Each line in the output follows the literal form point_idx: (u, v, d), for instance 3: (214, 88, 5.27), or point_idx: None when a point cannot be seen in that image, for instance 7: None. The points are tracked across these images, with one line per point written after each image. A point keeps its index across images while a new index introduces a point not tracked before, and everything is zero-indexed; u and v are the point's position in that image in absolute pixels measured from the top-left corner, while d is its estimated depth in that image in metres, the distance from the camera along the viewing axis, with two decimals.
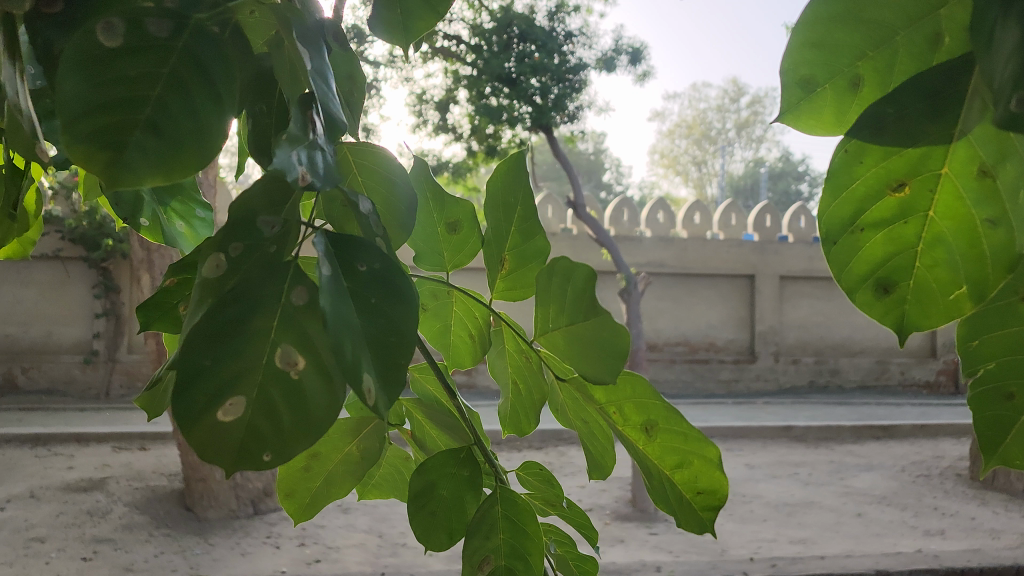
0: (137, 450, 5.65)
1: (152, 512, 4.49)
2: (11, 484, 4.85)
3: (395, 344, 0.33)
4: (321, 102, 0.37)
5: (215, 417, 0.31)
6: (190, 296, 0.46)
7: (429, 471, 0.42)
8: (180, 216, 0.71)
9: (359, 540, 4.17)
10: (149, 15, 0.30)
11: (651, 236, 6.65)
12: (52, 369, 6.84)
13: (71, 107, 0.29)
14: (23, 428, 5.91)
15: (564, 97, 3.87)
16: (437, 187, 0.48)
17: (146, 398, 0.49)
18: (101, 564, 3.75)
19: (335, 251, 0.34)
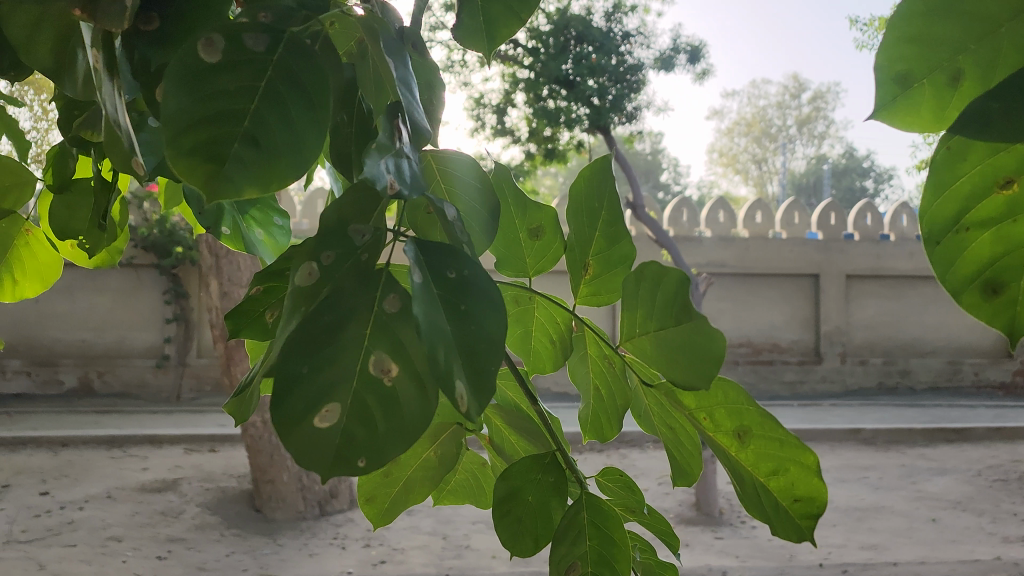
0: (208, 451, 5.81)
1: (223, 513, 4.61)
2: (90, 485, 5.04)
3: (484, 352, 0.33)
4: (408, 110, 0.37)
5: (312, 423, 0.31)
6: (277, 304, 0.47)
7: (514, 477, 0.43)
8: (259, 224, 0.73)
9: (424, 541, 4.21)
10: (245, 30, 0.31)
11: (711, 236, 6.57)
12: (125, 372, 7.08)
13: (174, 122, 0.30)
14: (99, 430, 6.13)
15: (622, 98, 3.86)
16: (518, 193, 0.48)
17: (233, 404, 0.49)
18: (175, 563, 3.87)
19: (424, 259, 0.34)
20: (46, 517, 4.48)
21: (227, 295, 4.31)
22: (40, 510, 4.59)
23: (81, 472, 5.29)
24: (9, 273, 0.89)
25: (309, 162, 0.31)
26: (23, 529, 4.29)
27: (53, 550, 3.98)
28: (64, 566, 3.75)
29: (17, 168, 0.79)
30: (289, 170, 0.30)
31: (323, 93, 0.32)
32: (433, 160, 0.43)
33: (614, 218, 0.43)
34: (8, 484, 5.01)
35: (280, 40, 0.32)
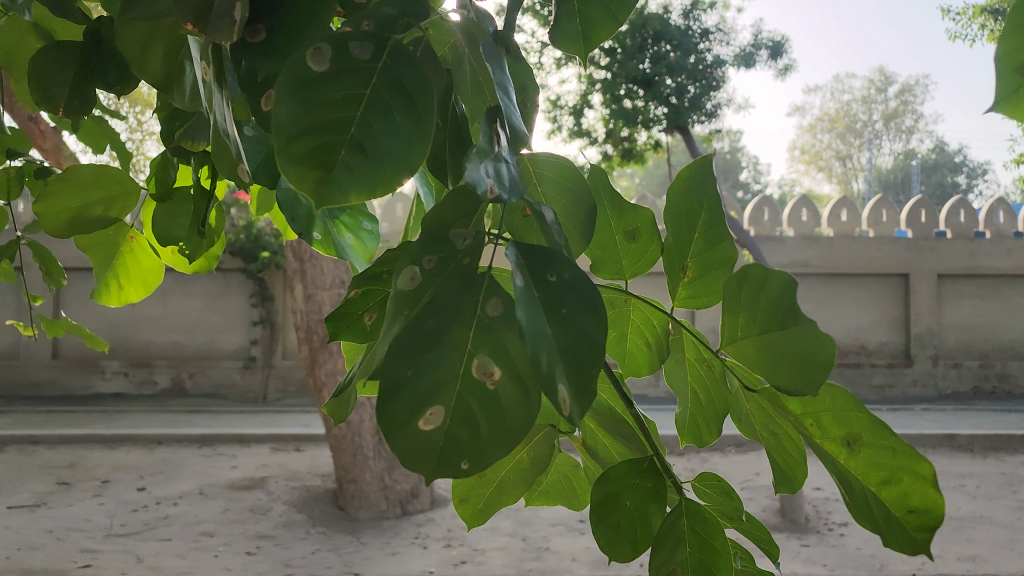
0: (293, 451, 5.97)
1: (308, 511, 4.74)
2: (183, 482, 5.23)
3: (586, 354, 0.33)
4: (506, 116, 0.38)
5: (417, 426, 0.31)
6: (375, 308, 0.48)
7: (610, 482, 0.42)
8: (348, 229, 0.75)
9: (503, 543, 4.23)
10: (350, 41, 0.32)
11: (794, 235, 6.40)
12: (215, 374, 7.39)
13: (285, 130, 0.31)
14: (192, 429, 6.37)
15: (700, 96, 3.83)
16: (615, 195, 0.48)
17: (333, 404, 0.51)
18: (264, 558, 3.98)
19: (525, 263, 0.35)
20: (143, 512, 4.68)
21: (311, 298, 4.45)
22: (137, 505, 4.80)
23: (174, 469, 5.51)
24: (114, 278, 0.93)
25: (414, 166, 0.31)
26: (121, 523, 4.48)
27: (150, 544, 4.15)
28: (159, 559, 3.91)
29: (121, 178, 0.83)
30: (395, 177, 0.31)
31: (428, 100, 0.33)
32: (532, 164, 0.44)
33: (714, 220, 0.43)
34: (107, 480, 5.26)
35: (384, 48, 0.33)
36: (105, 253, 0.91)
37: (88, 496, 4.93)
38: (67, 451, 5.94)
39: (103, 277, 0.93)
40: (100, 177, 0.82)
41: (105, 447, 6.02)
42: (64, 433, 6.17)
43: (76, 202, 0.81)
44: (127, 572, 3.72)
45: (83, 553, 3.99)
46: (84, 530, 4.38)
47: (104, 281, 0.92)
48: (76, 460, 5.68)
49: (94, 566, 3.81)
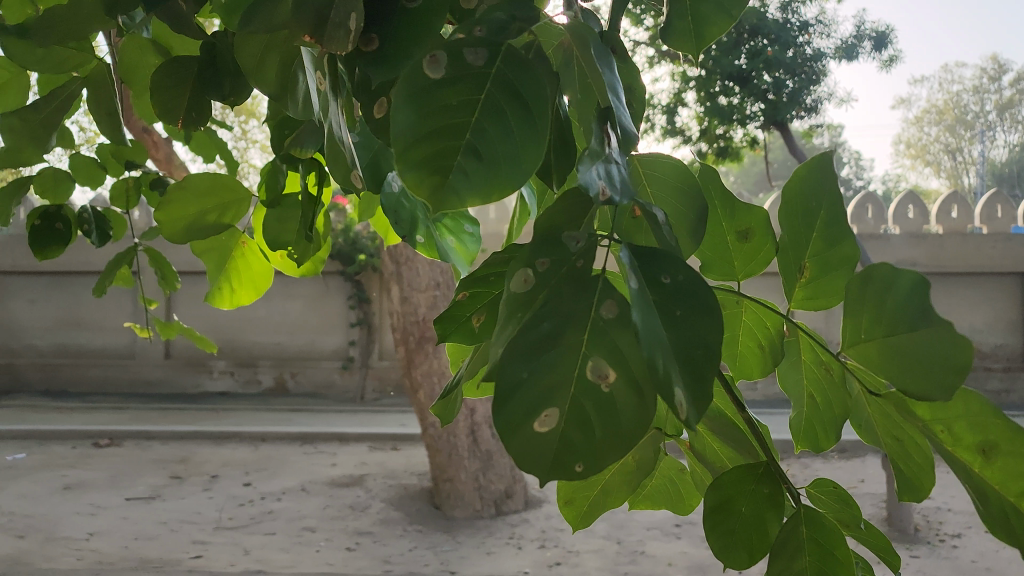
0: (390, 450, 6.11)
1: (405, 509, 4.84)
2: (286, 478, 5.42)
3: (701, 359, 0.32)
4: (617, 117, 0.38)
5: (532, 428, 0.31)
6: (481, 310, 0.49)
7: (724, 487, 0.42)
8: (450, 232, 0.76)
9: (598, 545, 4.21)
10: (464, 48, 0.33)
11: (900, 233, 6.14)
12: (316, 374, 7.64)
13: (402, 138, 0.32)
14: (293, 427, 6.59)
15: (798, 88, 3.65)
16: (727, 194, 0.47)
17: (441, 405, 0.52)
18: (363, 554, 4.08)
19: (638, 264, 0.34)
20: (249, 506, 4.87)
21: (407, 300, 4.56)
22: (244, 499, 5.00)
23: (277, 466, 5.71)
24: (225, 283, 0.97)
25: (528, 169, 0.32)
26: (229, 516, 4.68)
27: (256, 537, 4.32)
28: (265, 552, 4.06)
29: (233, 185, 0.87)
30: (511, 179, 0.32)
31: (542, 104, 0.33)
32: (641, 163, 0.44)
33: (835, 219, 0.42)
34: (216, 475, 5.50)
35: (498, 53, 0.34)
36: (218, 257, 0.95)
37: (198, 490, 5.17)
38: (179, 446, 6.24)
39: (216, 281, 0.97)
40: (214, 184, 0.86)
41: (214, 443, 6.30)
42: (177, 429, 6.49)
43: (192, 209, 0.86)
44: (235, 564, 3.88)
45: (194, 544, 4.19)
46: (196, 522, 4.60)
47: (217, 286, 0.96)
48: (187, 455, 5.97)
49: (205, 557, 3.99)
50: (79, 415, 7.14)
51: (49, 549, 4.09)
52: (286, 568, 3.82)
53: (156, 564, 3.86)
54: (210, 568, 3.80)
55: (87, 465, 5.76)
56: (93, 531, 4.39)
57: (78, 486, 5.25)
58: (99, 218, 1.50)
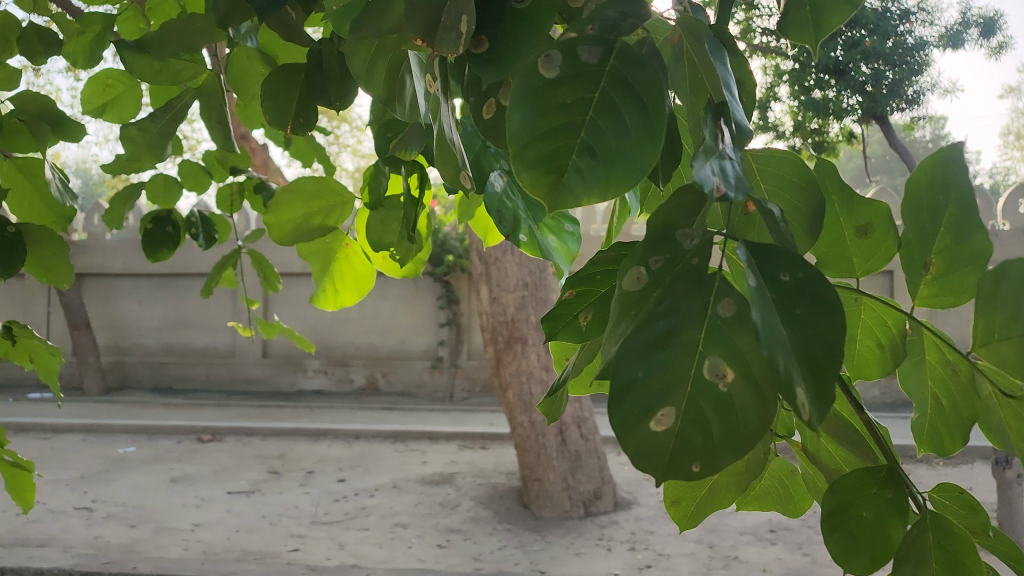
0: (479, 449, 6.20)
1: (495, 508, 4.89)
2: (379, 475, 5.56)
3: (823, 358, 0.32)
4: (732, 114, 0.37)
5: (649, 427, 0.31)
6: (589, 308, 0.49)
7: (844, 490, 0.41)
8: (552, 231, 0.78)
9: (689, 549, 4.16)
10: (580, 45, 0.34)
11: (1011, 229, 5.84)
12: (406, 374, 7.82)
13: (519, 139, 0.33)
14: (386, 426, 6.78)
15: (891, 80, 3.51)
16: (846, 186, 0.46)
17: (548, 404, 0.53)
18: (455, 551, 4.14)
19: (757, 261, 0.34)
20: (344, 502, 5.01)
21: (496, 300, 4.64)
22: (338, 495, 5.14)
23: (370, 463, 5.86)
24: (329, 283, 1.00)
25: (644, 168, 0.32)
26: (325, 511, 4.82)
27: (351, 532, 4.43)
28: (359, 547, 4.17)
29: (337, 188, 0.90)
30: (627, 176, 0.32)
31: (658, 99, 0.33)
32: (756, 160, 0.43)
33: (965, 211, 0.43)
34: (312, 471, 5.67)
35: (612, 51, 0.34)
36: (323, 260, 0.99)
37: (296, 485, 5.34)
38: (277, 443, 6.48)
39: (322, 281, 1.00)
40: (318, 187, 0.90)
41: (310, 440, 6.50)
42: (275, 426, 6.74)
43: (298, 212, 0.90)
44: (331, 558, 4.00)
45: (293, 538, 4.33)
46: (294, 516, 4.75)
47: (323, 285, 1.00)
48: (285, 451, 6.18)
49: (303, 550, 4.12)
50: (185, 412, 7.52)
51: (158, 539, 4.30)
52: (380, 563, 3.91)
53: (257, 556, 4.01)
54: (307, 561, 3.92)
55: (192, 459, 6.03)
56: (198, 522, 4.59)
57: (184, 479, 5.50)
58: (206, 222, 1.56)
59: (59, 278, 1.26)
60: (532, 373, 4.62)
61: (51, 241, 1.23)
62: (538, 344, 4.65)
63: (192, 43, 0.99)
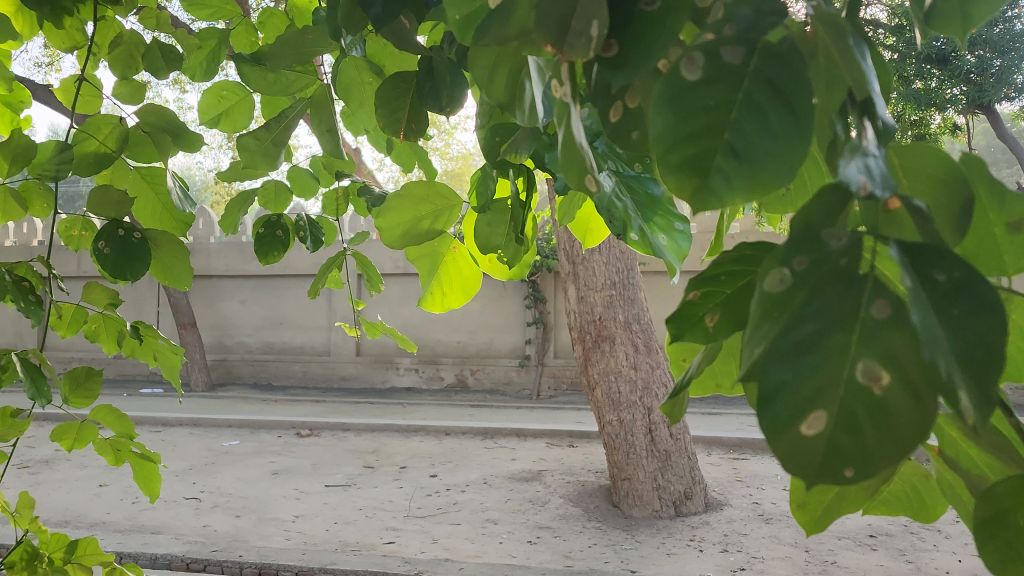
0: (567, 446, 6.35)
1: (584, 506, 4.92)
2: (469, 471, 5.71)
3: (984, 359, 0.31)
4: (877, 112, 0.37)
5: (799, 430, 0.31)
6: (715, 308, 0.48)
7: (997, 499, 0.41)
8: (662, 230, 0.80)
9: (785, 552, 4.09)
10: (723, 44, 0.34)
11: None
12: (495, 371, 8.43)
13: (662, 143, 0.33)
14: (475, 422, 7.17)
15: (988, 67, 4.25)
16: (994, 185, 0.45)
17: (670, 405, 0.52)
18: (545, 548, 4.16)
19: (908, 260, 0.33)
20: (437, 497, 5.11)
21: (583, 300, 4.78)
22: (431, 490, 5.26)
23: (461, 459, 6.01)
24: (438, 286, 1.03)
25: (792, 168, 0.32)
26: (418, 505, 4.92)
27: (444, 526, 4.52)
28: (452, 541, 4.24)
29: (445, 193, 0.93)
30: (775, 176, 0.32)
31: (805, 97, 0.33)
32: (898, 152, 0.42)
33: None
34: (405, 465, 5.84)
35: (755, 50, 0.33)
36: (432, 262, 1.02)
37: (389, 479, 5.49)
38: (371, 438, 6.74)
39: (429, 284, 1.03)
40: (426, 192, 0.92)
41: (403, 436, 6.78)
42: (370, 422, 7.06)
43: (408, 215, 0.93)
44: (425, 551, 4.07)
45: (388, 531, 4.44)
46: (388, 509, 4.86)
47: (430, 289, 1.02)
48: (379, 446, 6.41)
49: (398, 542, 4.22)
50: (284, 407, 7.97)
51: (261, 529, 4.47)
52: (472, 558, 3.96)
53: (355, 547, 4.13)
54: (402, 553, 4.01)
55: (291, 452, 6.28)
56: (298, 514, 4.76)
57: (284, 472, 5.71)
58: (313, 225, 1.62)
59: (180, 281, 1.37)
60: (621, 371, 4.71)
61: (174, 248, 1.34)
62: (627, 343, 4.73)
63: (305, 54, 1.05)
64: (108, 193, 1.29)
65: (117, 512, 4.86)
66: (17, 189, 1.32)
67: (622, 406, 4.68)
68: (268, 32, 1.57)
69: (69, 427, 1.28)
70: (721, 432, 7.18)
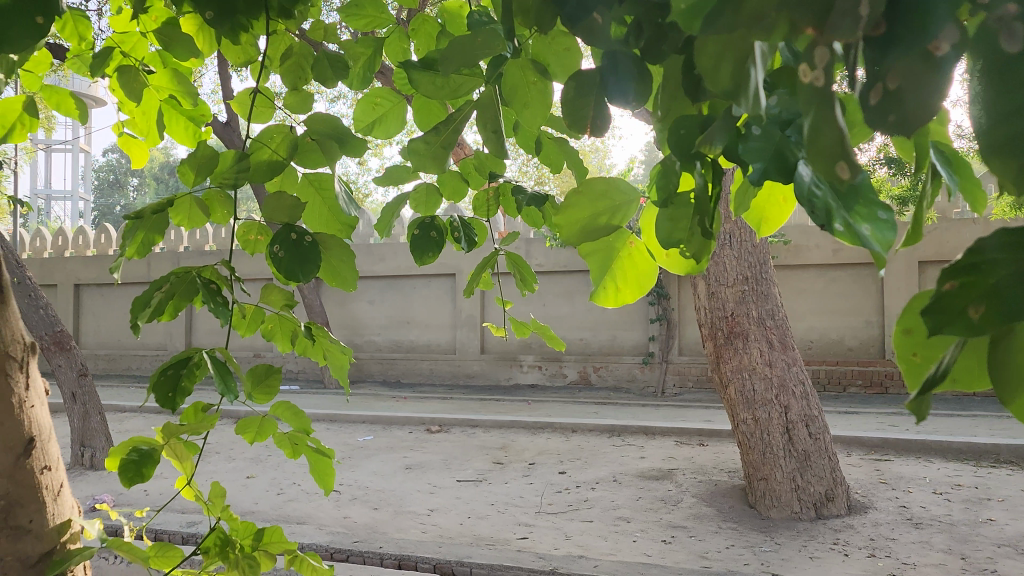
0: (696, 445, 6.28)
1: (718, 506, 4.83)
2: (598, 468, 5.72)
3: None
4: None
5: None
6: (977, 299, 0.45)
7: None
8: (866, 219, 0.75)
9: (939, 559, 3.87)
10: None
11: None
12: (618, 369, 8.67)
13: None
14: (601, 419, 7.24)
15: None
16: None
17: (916, 403, 0.49)
18: (680, 548, 4.10)
19: None
20: (567, 494, 5.14)
21: (714, 295, 4.71)
22: (561, 486, 5.30)
23: (589, 456, 6.04)
24: (615, 282, 1.04)
25: None
26: (549, 502, 4.96)
27: (576, 523, 4.52)
28: (585, 538, 4.24)
29: (625, 188, 0.92)
30: None
31: None
32: None
33: None
34: (534, 462, 5.94)
35: None
36: (607, 260, 1.02)
37: (519, 475, 5.57)
38: (499, 435, 6.87)
39: (602, 280, 1.04)
40: (604, 188, 0.93)
41: (529, 433, 6.91)
42: (497, 419, 7.21)
43: (586, 210, 0.93)
44: (560, 547, 4.09)
45: (520, 526, 4.48)
46: (520, 505, 4.93)
47: (605, 284, 1.03)
48: (508, 443, 6.56)
49: (531, 538, 4.25)
50: (414, 404, 8.26)
51: (398, 521, 4.60)
52: (607, 555, 3.94)
53: (489, 541, 4.19)
54: (537, 548, 4.05)
55: (423, 448, 6.46)
56: (433, 508, 4.87)
57: (417, 467, 5.88)
58: (467, 225, 1.63)
59: (348, 282, 1.42)
60: (755, 369, 4.61)
61: (340, 249, 1.38)
62: (761, 339, 4.63)
63: (475, 57, 1.05)
64: (282, 198, 1.35)
65: (265, 502, 5.13)
66: (201, 197, 1.40)
67: (757, 404, 4.57)
68: (419, 39, 1.60)
69: (252, 420, 1.35)
70: (859, 432, 6.90)
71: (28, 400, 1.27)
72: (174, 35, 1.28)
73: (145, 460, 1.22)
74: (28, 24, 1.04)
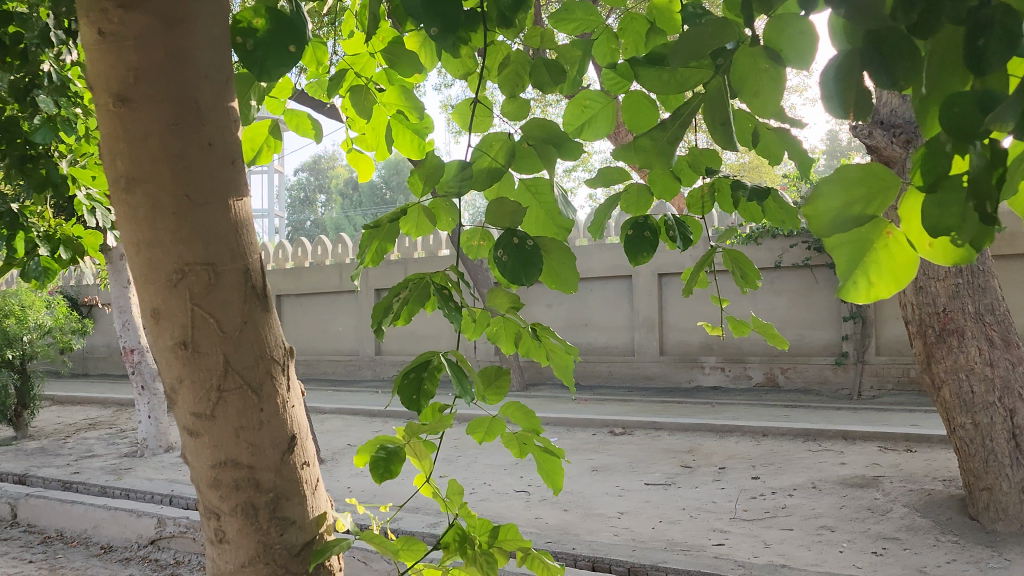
0: (902, 451, 5.86)
1: (934, 517, 4.46)
2: (795, 474, 5.47)
3: None
4: None
5: None
6: None
7: None
8: None
9: None
10: None
11: None
12: (809, 370, 8.31)
13: None
14: (793, 423, 6.93)
15: None
16: None
17: None
18: (894, 561, 3.83)
19: None
20: (762, 500, 4.95)
21: (923, 290, 4.38)
22: (755, 492, 5.11)
23: (783, 461, 5.80)
24: (869, 278, 0.96)
25: None
26: (744, 508, 4.80)
27: (775, 531, 4.34)
28: (786, 547, 4.05)
29: (881, 175, 0.87)
30: None
31: None
32: None
33: None
34: (724, 466, 5.77)
35: None
36: (860, 252, 0.95)
37: (710, 479, 5.44)
38: (685, 437, 6.74)
39: (853, 276, 0.97)
40: (861, 174, 0.88)
41: (717, 436, 6.73)
42: (682, 422, 7.09)
43: (839, 200, 0.89)
44: (759, 555, 3.94)
45: (715, 532, 4.36)
46: (713, 510, 4.80)
47: (857, 279, 0.96)
48: (695, 446, 6.42)
49: (728, 545, 4.12)
50: (594, 406, 8.30)
51: (589, 523, 4.61)
52: (812, 566, 3.74)
53: (684, 547, 4.09)
54: (734, 555, 3.91)
55: (608, 450, 6.46)
56: (623, 510, 4.85)
57: (604, 469, 5.88)
58: (682, 223, 1.60)
59: (569, 285, 1.42)
60: (973, 368, 4.24)
61: (559, 252, 1.39)
62: (980, 337, 4.26)
63: (703, 47, 1.02)
64: (503, 204, 1.37)
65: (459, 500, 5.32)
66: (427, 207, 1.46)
67: (976, 407, 4.22)
68: (628, 39, 1.59)
69: (482, 421, 1.38)
70: None
71: (290, 400, 1.37)
72: (400, 52, 1.35)
73: (392, 457, 1.27)
74: (283, 53, 1.12)
